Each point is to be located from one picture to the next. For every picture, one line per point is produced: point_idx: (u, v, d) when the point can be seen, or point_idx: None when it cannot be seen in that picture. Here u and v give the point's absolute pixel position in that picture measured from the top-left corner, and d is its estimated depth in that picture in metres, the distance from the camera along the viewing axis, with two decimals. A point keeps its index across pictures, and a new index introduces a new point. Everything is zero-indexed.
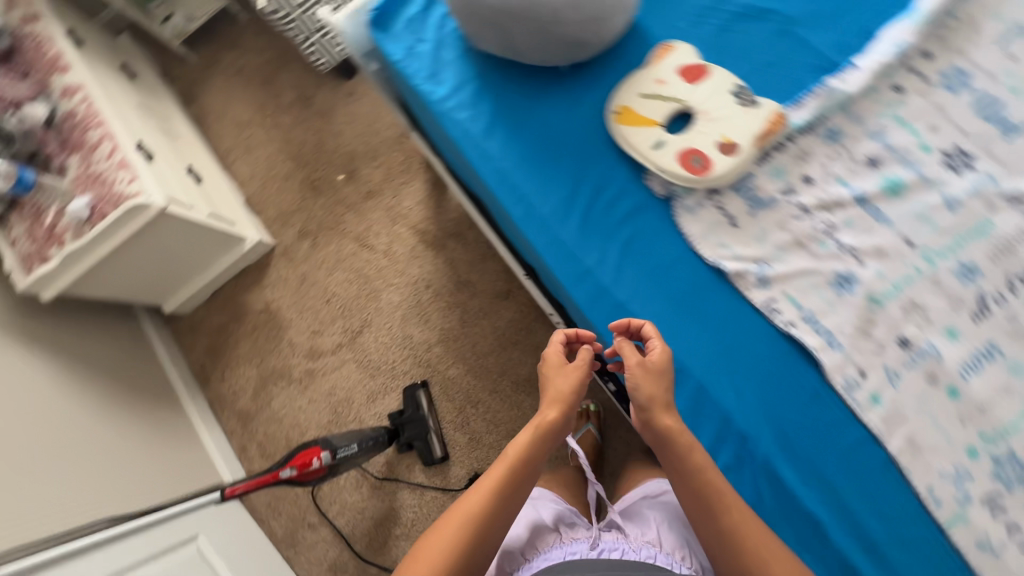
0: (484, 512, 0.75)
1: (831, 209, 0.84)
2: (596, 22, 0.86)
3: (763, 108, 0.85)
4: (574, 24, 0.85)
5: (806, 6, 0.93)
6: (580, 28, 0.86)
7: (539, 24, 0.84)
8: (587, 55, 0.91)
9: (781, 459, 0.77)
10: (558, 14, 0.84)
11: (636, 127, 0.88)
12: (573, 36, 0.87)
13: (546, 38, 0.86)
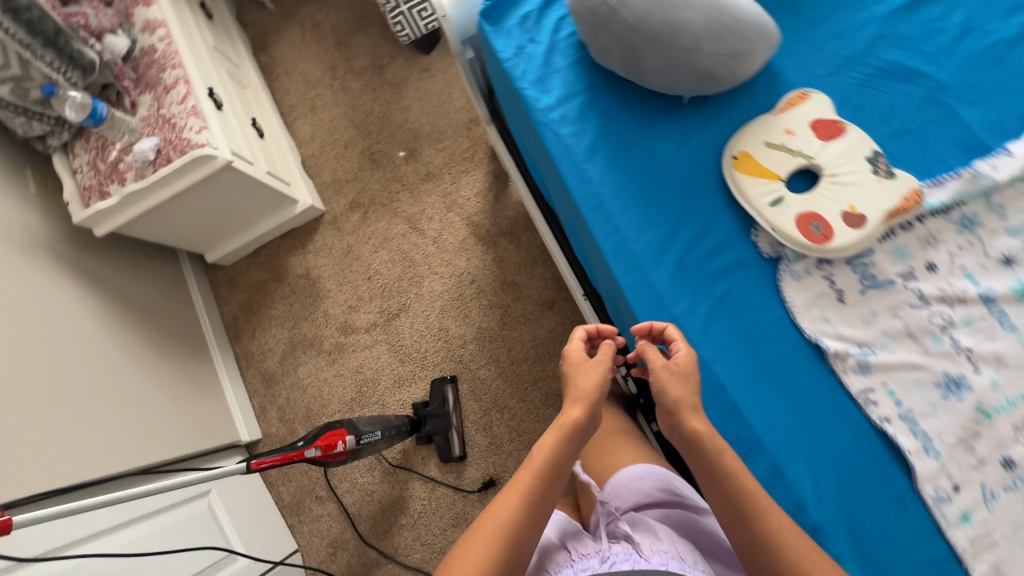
0: (519, 519, 0.69)
1: (952, 303, 0.78)
2: (736, 59, 0.80)
3: (898, 182, 0.79)
4: (713, 57, 0.79)
5: (959, 75, 0.85)
6: (718, 62, 0.79)
7: (677, 52, 0.78)
8: (715, 90, 0.85)
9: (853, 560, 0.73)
10: (699, 45, 0.78)
11: (755, 177, 0.82)
12: (708, 69, 0.80)
13: (680, 68, 0.80)
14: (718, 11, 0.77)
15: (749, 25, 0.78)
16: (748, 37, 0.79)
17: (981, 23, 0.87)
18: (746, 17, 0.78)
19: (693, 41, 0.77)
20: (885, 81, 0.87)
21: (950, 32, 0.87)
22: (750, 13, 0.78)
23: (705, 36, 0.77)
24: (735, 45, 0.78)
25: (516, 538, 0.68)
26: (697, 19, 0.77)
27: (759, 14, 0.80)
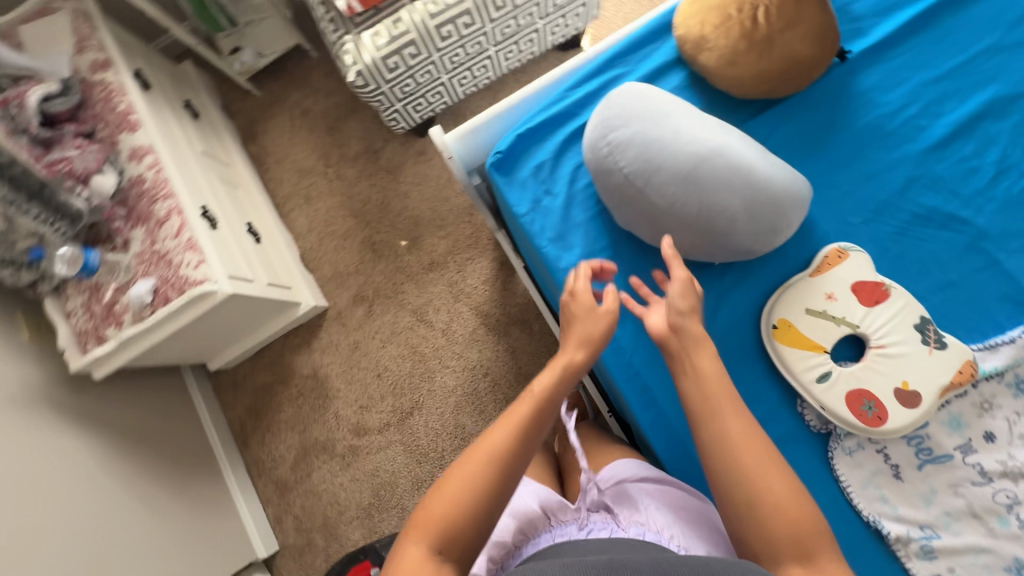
0: (508, 455, 0.64)
1: (1016, 478, 0.74)
2: (770, 232, 0.78)
3: (950, 351, 0.75)
4: (748, 233, 0.77)
5: (1000, 219, 0.82)
6: (753, 238, 0.78)
7: (712, 230, 0.77)
8: (750, 254, 0.81)
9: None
10: (735, 224, 0.76)
11: (798, 349, 0.78)
12: (744, 246, 0.79)
13: (716, 243, 0.78)
14: (753, 190, 0.75)
15: (784, 199, 0.77)
16: (782, 212, 0.77)
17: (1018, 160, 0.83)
18: (781, 191, 0.77)
19: (730, 220, 0.76)
20: (922, 227, 0.83)
21: (987, 170, 0.83)
22: (785, 188, 0.77)
23: (742, 214, 0.76)
24: (769, 220, 0.77)
25: (502, 482, 0.63)
26: (732, 198, 0.75)
27: (792, 186, 0.78)
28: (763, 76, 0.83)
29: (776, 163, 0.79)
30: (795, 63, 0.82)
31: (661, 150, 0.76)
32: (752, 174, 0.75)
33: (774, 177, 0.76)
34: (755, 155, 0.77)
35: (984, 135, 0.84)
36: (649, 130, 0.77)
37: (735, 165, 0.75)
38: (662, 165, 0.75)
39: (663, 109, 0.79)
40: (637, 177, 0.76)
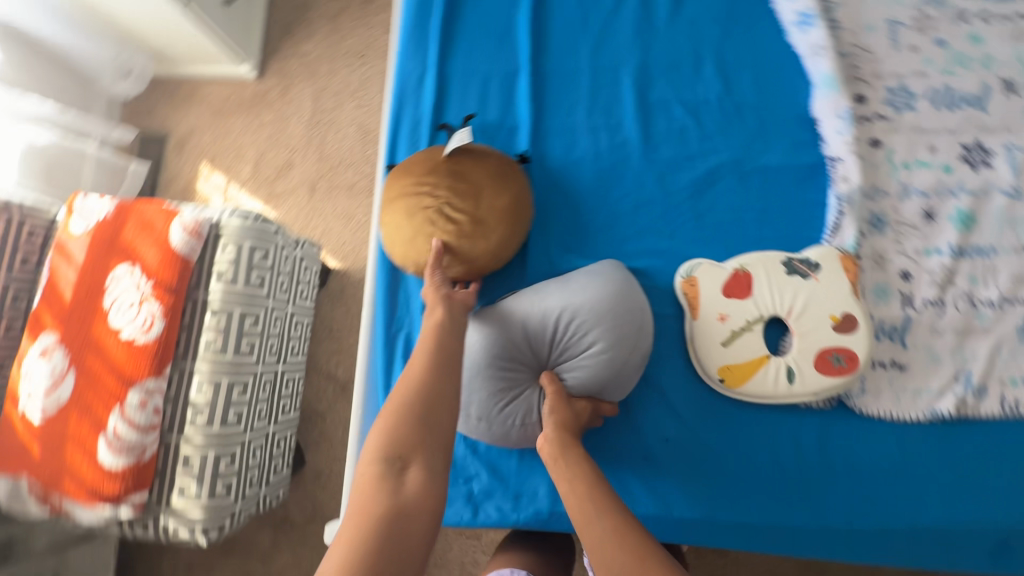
0: (427, 368, 0.63)
1: (951, 280, 0.80)
2: (634, 326, 0.78)
3: (825, 261, 0.80)
4: (621, 347, 0.77)
5: (734, 142, 0.89)
6: (629, 345, 0.77)
7: (596, 379, 0.77)
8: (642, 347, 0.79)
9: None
10: (601, 356, 0.76)
11: (754, 377, 0.78)
12: (631, 357, 0.78)
13: (614, 381, 0.77)
14: (575, 323, 0.77)
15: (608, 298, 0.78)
16: (618, 305, 0.78)
17: (694, 97, 0.91)
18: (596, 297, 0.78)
19: (592, 360, 0.77)
20: (705, 198, 0.87)
21: (687, 122, 0.90)
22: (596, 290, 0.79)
23: (594, 346, 0.77)
24: (618, 322, 0.77)
25: (427, 386, 0.61)
26: (571, 347, 0.78)
27: (601, 280, 0.80)
28: (503, 240, 0.82)
29: (573, 280, 0.81)
30: (511, 213, 0.82)
31: (495, 378, 0.78)
32: (562, 316, 0.78)
33: (581, 296, 0.78)
34: (552, 297, 0.80)
35: (658, 105, 0.92)
36: (471, 377, 0.79)
37: (544, 326, 0.78)
38: (507, 386, 0.78)
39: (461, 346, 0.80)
40: (512, 414, 0.78)
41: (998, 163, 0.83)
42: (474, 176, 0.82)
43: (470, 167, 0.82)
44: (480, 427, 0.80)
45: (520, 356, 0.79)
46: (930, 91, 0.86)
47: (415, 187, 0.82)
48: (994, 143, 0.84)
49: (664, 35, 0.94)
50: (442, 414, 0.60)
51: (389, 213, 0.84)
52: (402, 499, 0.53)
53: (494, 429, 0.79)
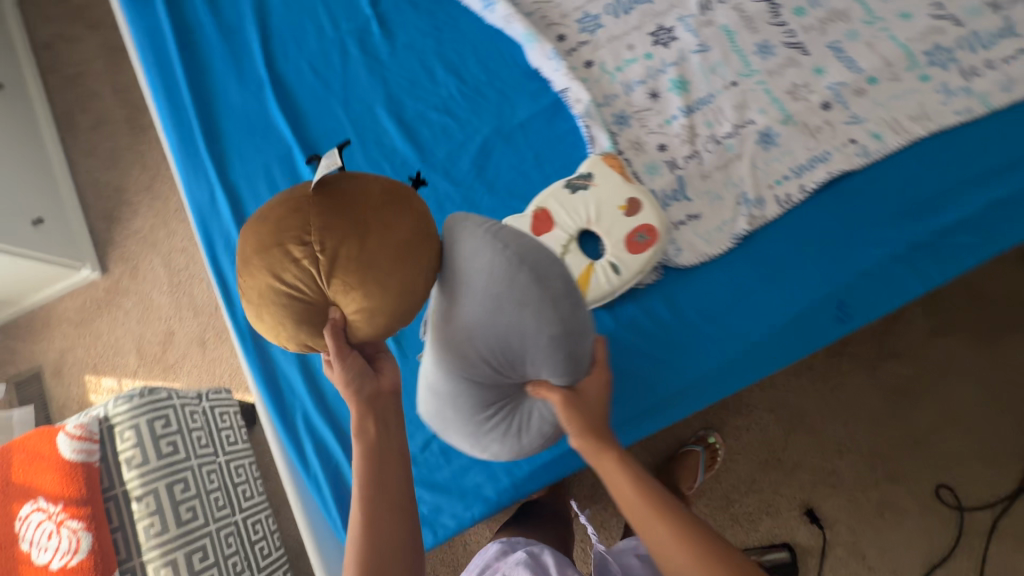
0: None
1: (694, 133, 0.94)
2: (548, 302, 0.60)
3: (595, 169, 0.92)
4: (552, 332, 0.61)
5: (487, 118, 1.02)
6: (561, 318, 0.61)
7: (568, 367, 0.66)
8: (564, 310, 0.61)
9: (940, 227, 0.86)
10: (547, 354, 0.63)
11: (591, 286, 0.88)
12: (563, 337, 0.62)
13: (582, 347, 0.65)
14: (497, 345, 0.63)
15: (500, 292, 0.59)
16: (514, 299, 0.58)
17: (441, 99, 1.04)
18: (486, 301, 0.60)
19: (545, 361, 0.64)
20: (487, 171, 0.99)
21: (445, 121, 1.03)
22: (478, 294, 0.60)
23: (535, 350, 0.63)
24: (530, 313, 0.60)
25: None
26: (516, 362, 0.65)
27: (483, 272, 0.58)
28: (411, 284, 0.54)
29: (453, 291, 0.62)
30: (413, 241, 0.54)
31: (491, 428, 0.74)
32: (476, 357, 0.64)
33: (470, 319, 0.62)
34: (453, 331, 0.64)
35: (417, 119, 1.04)
36: (477, 439, 0.76)
37: (475, 376, 0.67)
38: (507, 422, 0.74)
39: (448, 427, 0.76)
40: (534, 433, 0.76)
41: (680, 34, 0.99)
42: (346, 196, 0.53)
43: (338, 185, 0.53)
44: (524, 450, 0.81)
45: (488, 399, 0.71)
46: (605, 7, 1.03)
47: (274, 235, 0.52)
48: (669, 21, 1.00)
49: (394, 64, 1.07)
50: (387, 537, 0.62)
51: (244, 277, 0.53)
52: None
53: (532, 448, 0.79)
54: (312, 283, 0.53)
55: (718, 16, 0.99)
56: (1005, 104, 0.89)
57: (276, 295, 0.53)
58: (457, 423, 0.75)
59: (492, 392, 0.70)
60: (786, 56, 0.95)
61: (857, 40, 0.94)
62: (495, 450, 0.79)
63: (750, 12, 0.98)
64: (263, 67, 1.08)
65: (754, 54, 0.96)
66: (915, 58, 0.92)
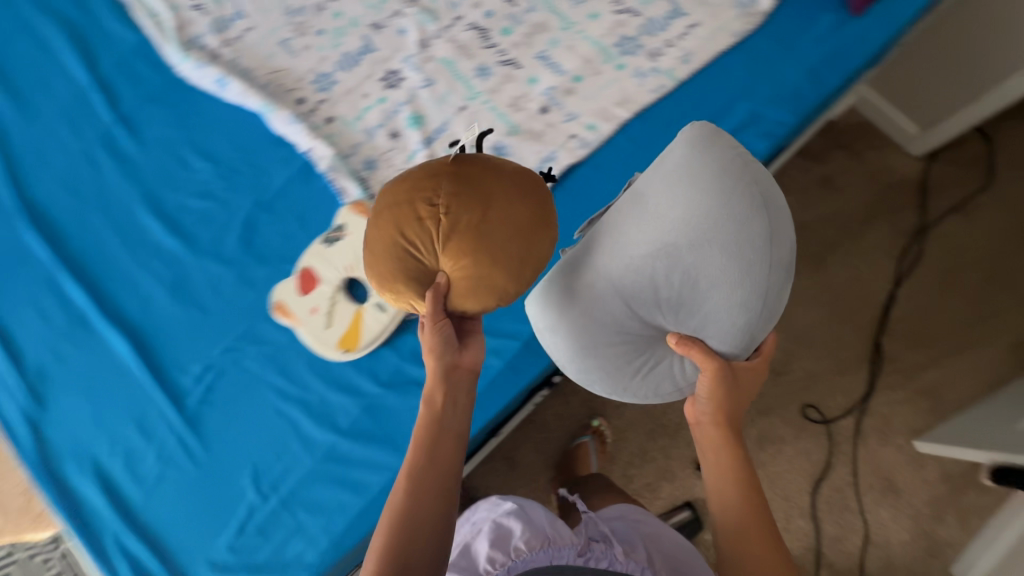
0: None
1: (436, 162, 1.00)
2: (772, 262, 0.66)
3: (346, 219, 0.95)
4: (756, 291, 0.66)
5: (247, 192, 1.04)
6: (767, 280, 0.65)
7: (714, 323, 0.67)
8: (770, 284, 0.66)
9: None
10: (716, 305, 0.66)
11: (363, 331, 0.90)
12: (753, 295, 0.65)
13: (764, 328, 0.69)
14: (683, 279, 0.66)
15: (744, 222, 0.65)
16: (738, 241, 0.64)
17: (198, 185, 1.05)
18: (730, 226, 0.65)
19: (715, 311, 0.66)
20: (256, 244, 1.01)
21: (207, 205, 1.04)
22: (727, 225, 0.65)
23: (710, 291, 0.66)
24: (757, 263, 0.65)
25: None
26: (678, 295, 0.67)
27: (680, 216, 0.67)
28: (520, 258, 0.61)
29: (675, 214, 0.67)
30: (528, 222, 0.61)
31: (614, 355, 0.73)
32: (665, 278, 0.66)
33: (690, 253, 0.66)
34: (648, 242, 0.68)
35: (179, 209, 1.04)
36: (585, 357, 0.74)
37: (643, 295, 0.69)
38: (625, 360, 0.73)
39: (566, 341, 0.74)
40: (654, 378, 0.75)
41: (407, 73, 1.05)
42: (475, 174, 0.61)
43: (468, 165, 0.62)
44: (616, 398, 0.79)
45: (623, 320, 0.71)
46: (336, 64, 1.08)
47: (408, 192, 0.61)
48: (394, 64, 1.06)
49: (147, 160, 1.07)
50: (427, 507, 0.61)
51: (376, 228, 0.62)
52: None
53: (636, 396, 0.77)
54: (430, 242, 0.60)
55: (437, 50, 1.06)
56: (688, 74, 0.99)
57: (397, 248, 0.60)
58: (576, 337, 0.73)
59: (620, 314, 0.70)
60: (502, 73, 1.03)
61: (558, 46, 1.03)
62: (590, 384, 0.78)
63: (464, 41, 1.06)
64: (9, 195, 1.06)
65: (475, 77, 1.04)
66: (607, 51, 1.02)
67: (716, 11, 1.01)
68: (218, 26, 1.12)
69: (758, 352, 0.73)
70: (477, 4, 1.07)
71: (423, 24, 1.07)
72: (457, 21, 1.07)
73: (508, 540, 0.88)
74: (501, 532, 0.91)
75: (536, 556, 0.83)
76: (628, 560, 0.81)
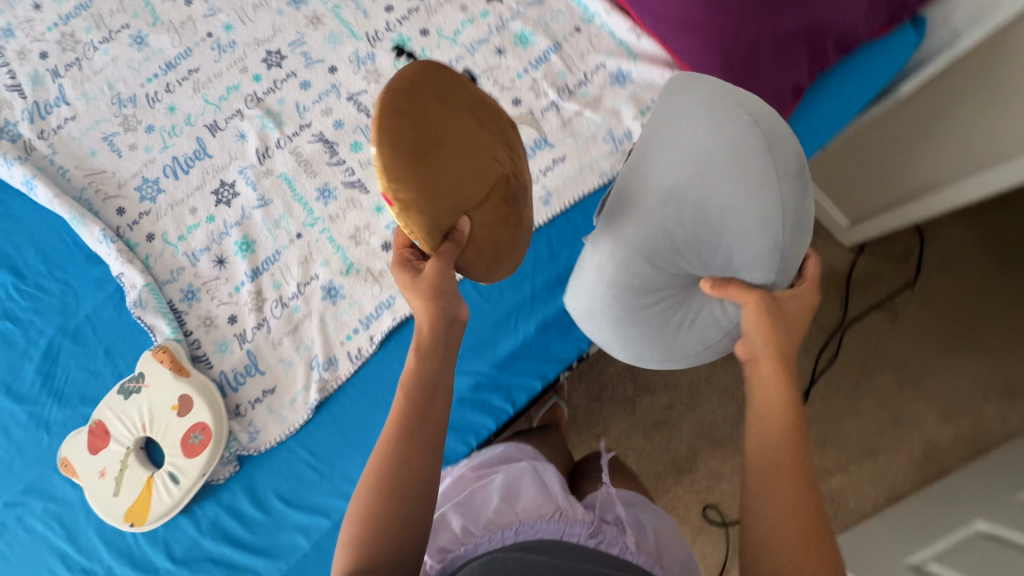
0: None
1: (263, 298, 0.89)
2: (780, 173, 0.59)
3: (146, 367, 0.84)
4: (774, 208, 0.59)
5: (52, 315, 0.92)
6: (786, 196, 0.59)
7: (738, 254, 0.62)
8: (786, 195, 0.59)
9: (501, 358, 0.85)
10: (735, 236, 0.61)
11: (154, 501, 0.81)
12: (765, 211, 0.59)
13: (798, 250, 0.62)
14: (693, 224, 0.63)
15: (739, 145, 0.59)
16: (731, 161, 0.59)
17: None
18: (728, 148, 0.59)
19: (740, 240, 0.61)
20: (56, 378, 0.90)
21: (6, 326, 0.92)
22: (727, 150, 0.59)
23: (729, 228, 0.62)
24: (767, 180, 0.59)
25: None
26: (695, 235, 0.63)
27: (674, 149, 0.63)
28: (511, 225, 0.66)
29: (675, 148, 0.63)
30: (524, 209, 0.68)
31: (652, 319, 0.71)
32: (672, 229, 0.64)
33: (691, 191, 0.61)
34: (656, 185, 0.64)
35: None
36: (625, 328, 0.73)
37: (657, 253, 0.67)
38: (663, 315, 0.71)
39: (602, 317, 0.74)
40: (699, 331, 0.71)
41: (241, 188, 0.93)
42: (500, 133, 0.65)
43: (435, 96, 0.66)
44: (671, 361, 0.76)
45: (650, 282, 0.69)
46: (165, 169, 0.95)
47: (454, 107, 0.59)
48: (229, 174, 0.94)
49: None
50: (408, 469, 0.58)
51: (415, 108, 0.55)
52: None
53: (687, 355, 0.74)
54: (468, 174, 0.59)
55: (277, 164, 0.94)
56: (547, 218, 0.89)
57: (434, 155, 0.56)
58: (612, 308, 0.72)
59: (645, 265, 0.68)
60: (347, 197, 0.92)
61: None
62: (638, 349, 0.76)
63: (307, 155, 0.93)
64: None
65: (316, 199, 0.92)
66: None
67: (586, 147, 0.90)
68: (36, 113, 0.98)
69: (804, 276, 0.65)
70: (327, 111, 0.95)
71: (266, 129, 0.95)
72: (304, 129, 0.94)
73: (517, 501, 0.76)
74: (513, 489, 0.78)
75: (545, 527, 0.71)
76: (641, 555, 0.68)
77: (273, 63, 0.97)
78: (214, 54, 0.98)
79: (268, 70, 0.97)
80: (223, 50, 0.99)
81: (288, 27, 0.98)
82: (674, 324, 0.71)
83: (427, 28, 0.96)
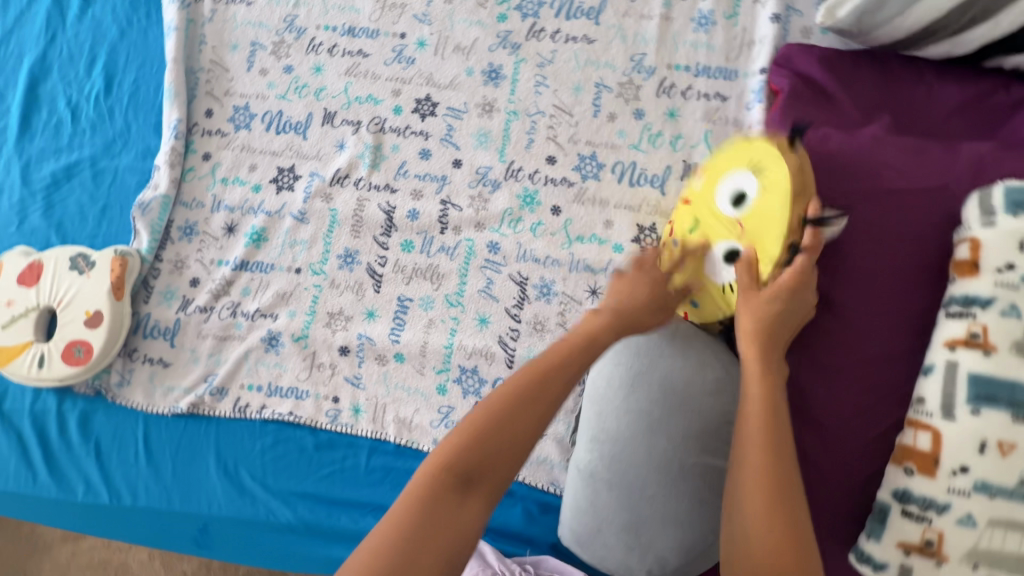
0: None
1: (227, 290, 0.87)
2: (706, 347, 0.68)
3: (100, 261, 0.86)
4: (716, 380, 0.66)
5: (97, 142, 0.94)
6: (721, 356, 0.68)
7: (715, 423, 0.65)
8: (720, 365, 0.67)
9: (325, 530, 0.80)
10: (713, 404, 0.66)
11: (15, 361, 0.84)
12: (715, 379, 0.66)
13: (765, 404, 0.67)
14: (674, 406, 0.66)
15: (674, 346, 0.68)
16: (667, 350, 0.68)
17: (77, 93, 0.96)
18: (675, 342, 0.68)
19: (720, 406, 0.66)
20: (57, 192, 0.93)
21: (64, 117, 0.95)
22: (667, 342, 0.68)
23: (691, 420, 0.65)
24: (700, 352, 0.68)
25: None
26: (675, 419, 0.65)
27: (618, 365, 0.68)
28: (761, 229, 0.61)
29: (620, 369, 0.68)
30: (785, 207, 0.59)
31: (665, 512, 0.65)
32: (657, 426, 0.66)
33: (658, 386, 0.66)
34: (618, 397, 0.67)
35: (46, 97, 0.96)
36: (643, 531, 0.66)
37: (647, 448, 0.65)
38: (680, 503, 0.65)
39: (610, 521, 0.67)
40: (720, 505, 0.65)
41: (299, 187, 0.89)
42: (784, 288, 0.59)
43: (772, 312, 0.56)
44: (694, 565, 0.66)
45: (655, 475, 0.65)
46: (266, 114, 0.92)
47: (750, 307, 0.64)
48: (303, 164, 0.90)
49: (70, 29, 0.98)
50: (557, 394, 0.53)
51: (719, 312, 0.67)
52: (461, 467, 0.48)
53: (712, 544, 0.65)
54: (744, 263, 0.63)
55: (340, 196, 0.88)
56: None
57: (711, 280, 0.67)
58: (621, 515, 0.66)
59: (644, 457, 0.65)
60: (359, 278, 0.87)
61: (423, 311, 0.85)
62: (659, 557, 0.66)
63: (365, 214, 0.88)
64: None
65: (337, 257, 0.87)
66: (449, 367, 0.83)
67: (569, 449, 0.79)
68: None
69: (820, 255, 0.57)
70: (416, 195, 0.87)
71: (360, 160, 0.89)
72: (386, 189, 0.88)
73: None
74: None
75: None
76: None
77: (420, 111, 0.89)
78: (390, 56, 0.91)
79: (410, 113, 0.89)
80: (398, 60, 0.91)
81: (463, 91, 0.89)
82: (690, 511, 0.65)
83: (561, 209, 0.84)
